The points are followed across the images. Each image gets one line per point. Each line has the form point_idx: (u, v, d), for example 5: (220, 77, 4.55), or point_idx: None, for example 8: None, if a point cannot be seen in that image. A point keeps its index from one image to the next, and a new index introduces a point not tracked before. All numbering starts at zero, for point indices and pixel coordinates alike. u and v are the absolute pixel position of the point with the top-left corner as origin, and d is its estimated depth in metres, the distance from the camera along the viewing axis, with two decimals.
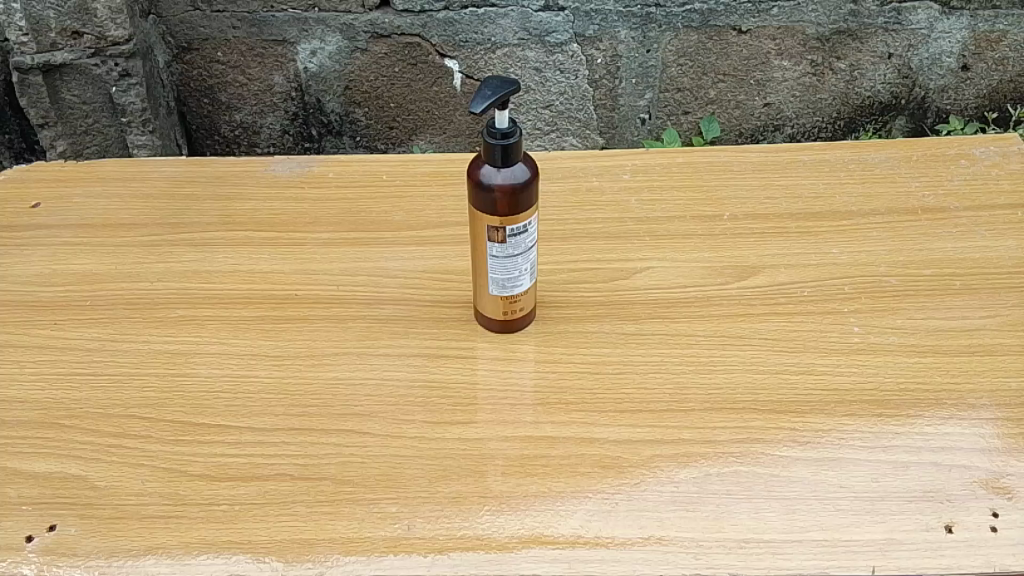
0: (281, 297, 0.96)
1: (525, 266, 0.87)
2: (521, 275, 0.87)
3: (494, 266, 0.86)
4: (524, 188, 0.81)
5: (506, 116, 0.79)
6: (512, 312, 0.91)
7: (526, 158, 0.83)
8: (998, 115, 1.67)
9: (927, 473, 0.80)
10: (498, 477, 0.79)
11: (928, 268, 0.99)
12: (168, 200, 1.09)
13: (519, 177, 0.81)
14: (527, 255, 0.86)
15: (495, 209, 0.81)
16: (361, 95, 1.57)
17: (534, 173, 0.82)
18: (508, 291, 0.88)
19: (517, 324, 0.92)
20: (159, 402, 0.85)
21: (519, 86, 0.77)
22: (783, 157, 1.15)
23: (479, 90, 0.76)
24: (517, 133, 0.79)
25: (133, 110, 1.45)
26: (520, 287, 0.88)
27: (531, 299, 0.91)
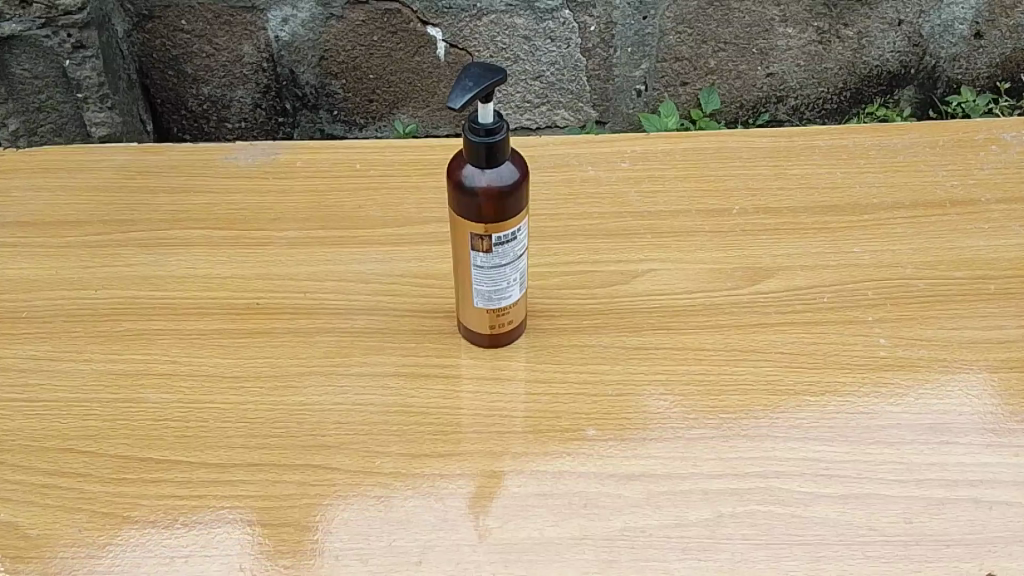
0: (240, 307, 0.85)
1: (515, 277, 0.77)
2: (511, 286, 0.77)
3: (479, 277, 0.76)
4: (513, 191, 0.71)
5: (491, 108, 0.68)
6: (500, 325, 0.81)
7: (515, 154, 0.72)
8: (1011, 86, 1.54)
9: (965, 512, 0.72)
10: (487, 518, 0.70)
11: (959, 270, 0.90)
12: (116, 192, 0.98)
13: (507, 179, 0.70)
14: (516, 264, 0.76)
15: (479, 214, 0.71)
16: (338, 65, 1.41)
17: (524, 172, 0.72)
18: (496, 303, 0.78)
19: (505, 337, 0.83)
20: (101, 434, 0.75)
21: (506, 75, 0.67)
22: (798, 142, 1.04)
23: (460, 82, 0.65)
24: (504, 129, 0.68)
25: (89, 85, 1.29)
26: (510, 299, 0.79)
27: (522, 310, 0.82)
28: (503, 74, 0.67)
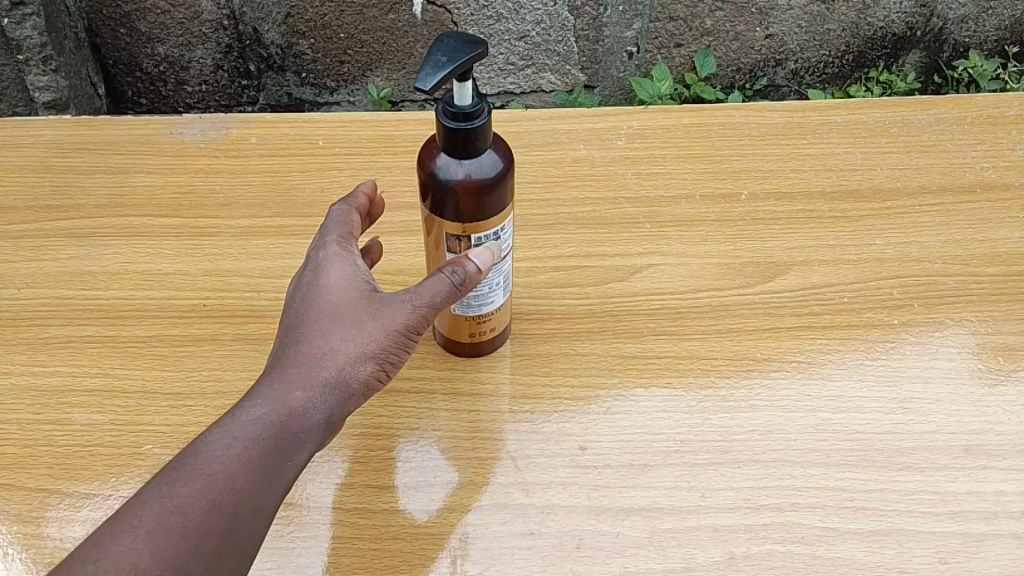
0: (184, 309, 0.75)
1: (500, 279, 0.67)
2: (495, 289, 0.67)
3: None
4: (494, 185, 0.60)
5: (470, 89, 0.57)
6: (480, 333, 0.72)
7: (499, 140, 0.62)
8: (1020, 50, 1.34)
9: (1008, 552, 0.63)
10: (467, 564, 0.63)
11: (992, 266, 0.81)
12: (45, 172, 0.86)
13: (488, 171, 0.60)
14: (498, 268, 0.66)
15: (455, 211, 0.61)
16: (306, 23, 1.26)
17: (508, 161, 0.61)
18: (478, 309, 0.69)
19: (487, 344, 0.74)
20: (20, 464, 0.66)
21: (487, 50, 0.56)
22: (812, 117, 0.94)
23: (429, 58, 0.55)
24: (484, 113, 0.58)
25: (30, 46, 1.15)
26: (493, 304, 0.69)
27: (507, 312, 0.72)
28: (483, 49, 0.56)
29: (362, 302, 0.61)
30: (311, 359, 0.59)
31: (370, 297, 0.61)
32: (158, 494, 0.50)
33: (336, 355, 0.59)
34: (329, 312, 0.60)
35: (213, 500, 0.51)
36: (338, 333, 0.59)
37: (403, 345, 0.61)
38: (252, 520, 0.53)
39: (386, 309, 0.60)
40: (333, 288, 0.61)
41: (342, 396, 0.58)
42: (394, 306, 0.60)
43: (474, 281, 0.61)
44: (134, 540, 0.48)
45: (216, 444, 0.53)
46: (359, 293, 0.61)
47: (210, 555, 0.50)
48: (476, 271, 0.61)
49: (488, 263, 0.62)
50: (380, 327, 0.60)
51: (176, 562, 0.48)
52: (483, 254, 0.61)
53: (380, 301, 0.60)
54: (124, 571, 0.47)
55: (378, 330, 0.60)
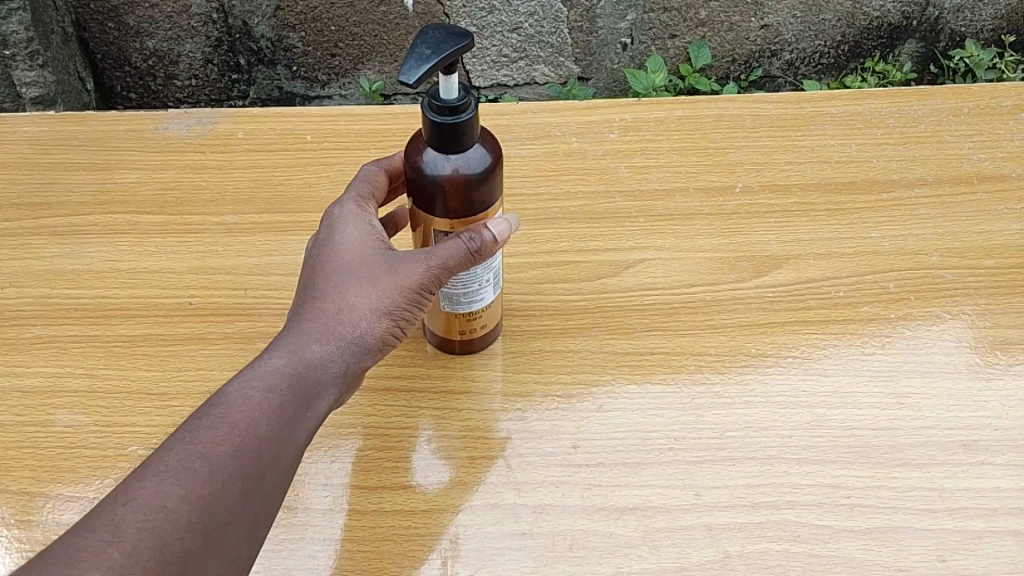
0: (170, 307, 0.74)
1: (490, 277, 0.66)
2: (484, 287, 0.66)
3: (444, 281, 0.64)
4: (483, 180, 0.59)
5: (457, 82, 0.56)
6: (470, 331, 0.71)
7: (488, 134, 0.61)
8: (1016, 39, 1.33)
9: (1005, 549, 0.62)
10: (458, 565, 0.62)
11: (990, 258, 0.80)
12: (29, 169, 0.85)
13: (477, 166, 0.59)
14: (488, 265, 0.64)
15: (442, 206, 0.60)
16: (296, 16, 1.24)
17: (497, 155, 0.60)
18: (466, 306, 0.67)
19: (477, 342, 0.73)
20: (2, 467, 0.65)
21: (475, 42, 0.55)
22: (807, 108, 0.93)
23: (413, 48, 0.54)
24: (471, 107, 0.57)
25: (16, 41, 1.14)
26: (482, 301, 0.67)
27: (498, 310, 0.71)
28: (471, 41, 0.55)
29: (378, 257, 0.60)
30: (327, 312, 0.58)
31: (387, 252, 0.60)
32: (182, 441, 0.50)
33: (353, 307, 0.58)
34: (347, 266, 0.59)
35: (238, 444, 0.50)
36: (355, 287, 0.59)
37: (420, 300, 0.60)
38: (275, 467, 0.52)
39: (403, 264, 0.59)
40: (351, 244, 0.61)
41: (360, 349, 0.58)
42: (410, 261, 0.59)
43: (491, 250, 0.60)
44: (161, 483, 0.48)
45: (237, 392, 0.53)
46: (375, 248, 0.61)
47: (235, 501, 0.49)
48: (492, 241, 0.60)
49: (504, 234, 0.60)
50: (398, 281, 0.59)
51: (203, 505, 0.48)
52: (500, 225, 0.60)
53: (399, 257, 0.60)
54: (152, 512, 0.46)
55: (395, 283, 0.59)
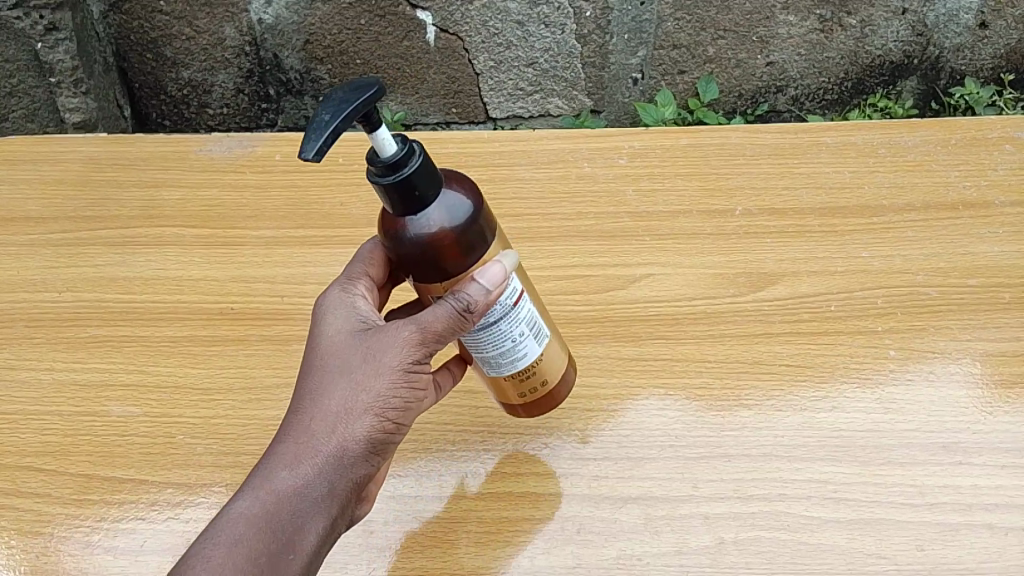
0: (213, 311, 0.80)
1: (522, 329, 0.63)
2: (521, 342, 0.63)
3: (473, 343, 0.63)
4: (466, 223, 0.60)
5: (391, 138, 0.58)
6: (532, 388, 0.67)
7: (453, 181, 0.61)
8: (1015, 77, 1.39)
9: (981, 540, 0.67)
10: (473, 546, 0.67)
11: (972, 278, 0.85)
12: (84, 186, 0.92)
13: (454, 211, 0.59)
14: (512, 317, 0.62)
15: (435, 268, 0.60)
16: (324, 50, 1.30)
17: (472, 197, 0.61)
18: (511, 368, 0.65)
19: (537, 406, 0.69)
20: (61, 451, 0.71)
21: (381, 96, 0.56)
22: (803, 138, 0.99)
23: (314, 118, 0.54)
24: (412, 156, 0.57)
25: (62, 69, 1.23)
26: (527, 358, 0.64)
27: (555, 365, 0.67)
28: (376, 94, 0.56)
29: (355, 360, 0.58)
30: (300, 429, 0.56)
31: (362, 344, 0.59)
32: None
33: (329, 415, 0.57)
34: (320, 379, 0.58)
35: None
36: (328, 393, 0.57)
37: (404, 388, 0.58)
38: None
39: (377, 355, 0.58)
40: (326, 351, 0.59)
41: (341, 458, 0.56)
42: (386, 349, 0.58)
43: (484, 302, 0.59)
44: None
45: (205, 550, 0.52)
46: (353, 345, 0.59)
47: None
48: (484, 292, 0.59)
49: (496, 281, 0.59)
50: (373, 377, 0.57)
51: None
52: (492, 271, 0.59)
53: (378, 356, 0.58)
54: None
55: (370, 378, 0.57)
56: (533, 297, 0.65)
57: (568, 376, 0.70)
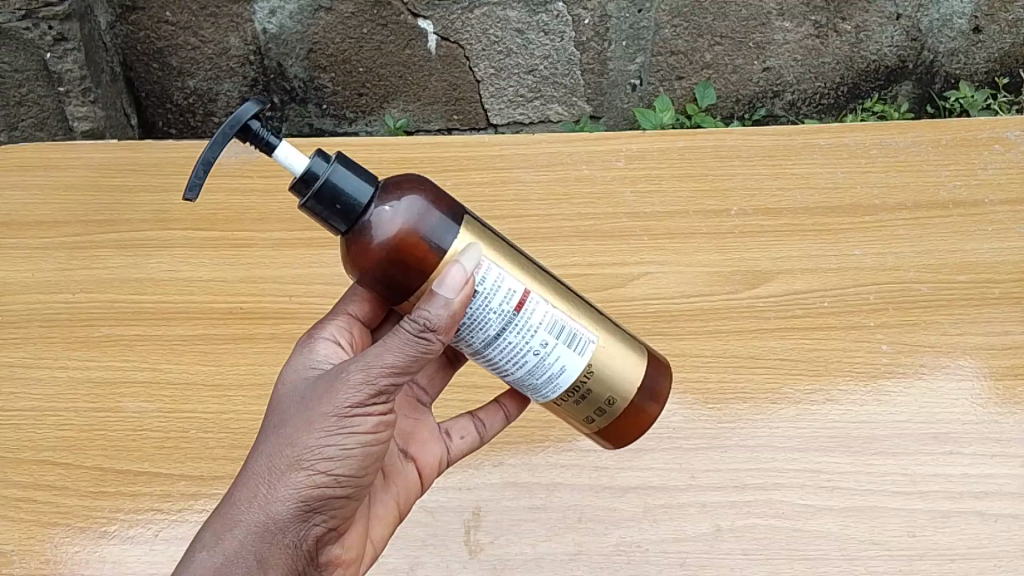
0: (222, 311, 0.82)
1: (542, 338, 0.58)
2: (547, 354, 0.58)
3: (499, 364, 0.59)
4: (418, 222, 0.56)
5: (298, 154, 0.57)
6: (605, 413, 0.61)
7: (397, 183, 0.58)
8: (1010, 81, 1.41)
9: (971, 526, 0.69)
10: (479, 533, 0.69)
11: (962, 274, 0.88)
12: (94, 191, 0.95)
13: (396, 212, 0.56)
14: (522, 327, 0.57)
15: (400, 280, 0.57)
16: (327, 58, 1.32)
17: (422, 193, 0.57)
18: (553, 386, 0.60)
19: (625, 433, 0.63)
20: (76, 446, 0.73)
21: (253, 118, 0.56)
22: (797, 140, 1.02)
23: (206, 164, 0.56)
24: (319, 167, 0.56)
25: (70, 79, 1.23)
26: (566, 371, 0.59)
27: (623, 376, 0.60)
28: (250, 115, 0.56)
29: (296, 415, 0.55)
30: (233, 497, 0.54)
31: (306, 397, 0.56)
32: None
33: (259, 480, 0.54)
34: (264, 441, 0.56)
35: None
36: (261, 455, 0.55)
37: (341, 437, 0.54)
38: None
39: (311, 407, 0.54)
40: (279, 412, 0.57)
41: (272, 522, 0.53)
42: (323, 398, 0.54)
43: (444, 317, 0.53)
44: None
45: None
46: (300, 400, 0.56)
47: None
48: (443, 303, 0.53)
49: (456, 288, 0.53)
50: (303, 431, 0.54)
51: None
52: (452, 276, 0.54)
53: (316, 407, 0.54)
54: None
55: (302, 433, 0.54)
56: (556, 298, 0.59)
57: (653, 383, 0.62)
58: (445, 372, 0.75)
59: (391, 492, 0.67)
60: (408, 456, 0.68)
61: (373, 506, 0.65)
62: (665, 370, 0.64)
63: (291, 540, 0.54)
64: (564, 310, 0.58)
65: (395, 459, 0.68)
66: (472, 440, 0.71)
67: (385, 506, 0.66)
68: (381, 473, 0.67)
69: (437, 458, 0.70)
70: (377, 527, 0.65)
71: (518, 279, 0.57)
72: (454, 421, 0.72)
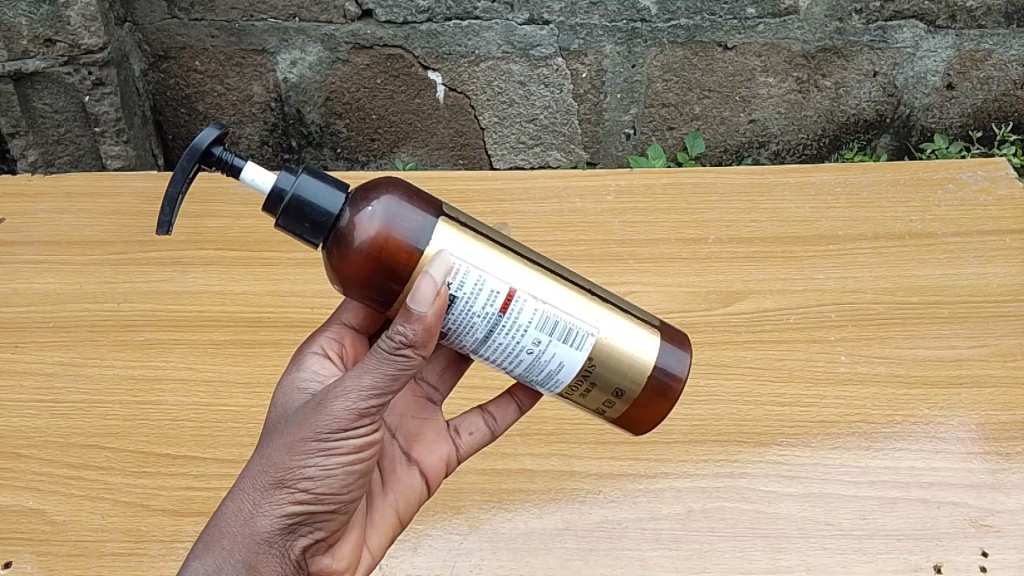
0: (251, 319, 0.92)
1: (534, 336, 0.63)
2: (541, 350, 0.64)
3: (500, 360, 0.66)
4: (394, 225, 0.61)
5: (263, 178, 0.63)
6: (610, 404, 0.68)
7: (372, 190, 0.63)
8: (982, 134, 1.53)
9: (917, 510, 0.78)
10: (480, 512, 0.78)
11: (916, 296, 0.98)
12: (136, 216, 1.06)
13: (373, 216, 0.61)
14: (515, 329, 0.63)
15: (382, 281, 0.62)
16: (343, 106, 1.44)
17: (394, 198, 0.62)
18: (554, 378, 0.66)
19: (646, 422, 0.68)
20: (122, 432, 0.83)
21: (208, 145, 0.63)
22: (769, 179, 1.13)
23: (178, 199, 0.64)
24: (280, 189, 0.62)
25: (107, 120, 1.32)
26: (562, 364, 0.65)
27: (623, 364, 0.65)
28: (206, 143, 0.63)
29: (281, 438, 0.61)
30: (224, 512, 0.61)
31: (294, 420, 0.62)
32: None
33: (246, 498, 0.60)
34: (253, 460, 0.62)
35: None
36: (248, 475, 0.61)
37: (322, 457, 0.60)
38: None
39: (296, 431, 0.60)
40: (271, 435, 0.63)
41: (257, 534, 0.60)
42: (306, 421, 0.60)
43: (418, 330, 0.58)
44: None
45: None
46: (288, 423, 0.62)
47: None
48: (417, 317, 0.58)
49: (429, 299, 0.58)
50: (286, 452, 0.60)
51: None
52: (423, 286, 0.58)
53: (299, 429, 0.60)
54: None
55: (286, 456, 0.60)
56: (548, 296, 0.64)
57: (659, 362, 0.66)
58: (453, 371, 0.82)
59: (390, 498, 0.73)
60: (411, 459, 0.75)
61: (372, 513, 0.72)
62: (680, 345, 0.68)
63: (276, 549, 0.61)
64: (554, 305, 0.63)
65: (398, 465, 0.75)
66: (482, 435, 0.78)
67: (383, 513, 0.72)
68: (384, 479, 0.74)
69: (443, 458, 0.76)
70: (375, 536, 0.71)
71: (503, 282, 0.62)
72: (463, 418, 0.78)
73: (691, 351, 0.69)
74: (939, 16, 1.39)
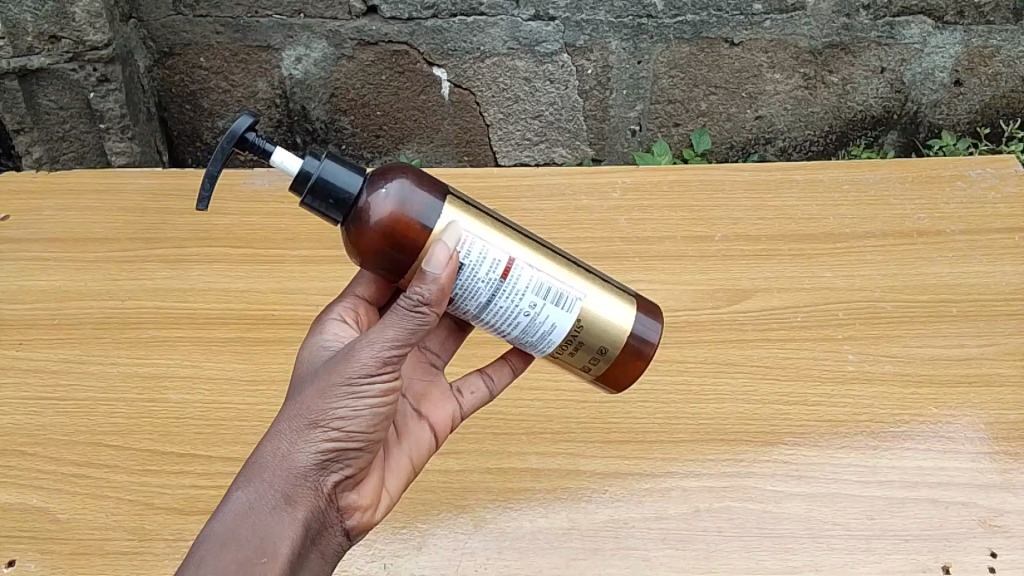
0: (256, 317, 0.92)
1: (531, 300, 0.64)
2: (537, 313, 0.64)
3: (496, 326, 0.66)
4: (410, 201, 0.62)
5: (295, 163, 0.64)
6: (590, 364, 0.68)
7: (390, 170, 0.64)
8: (990, 131, 1.52)
9: (926, 510, 0.77)
10: (485, 511, 0.78)
11: (925, 294, 0.97)
12: (141, 213, 1.06)
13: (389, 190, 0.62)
14: (511, 292, 0.63)
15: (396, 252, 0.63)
16: (348, 102, 1.43)
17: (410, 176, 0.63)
18: (549, 342, 0.66)
19: (620, 379, 0.69)
20: (126, 430, 0.82)
21: (244, 131, 0.63)
22: (776, 176, 1.12)
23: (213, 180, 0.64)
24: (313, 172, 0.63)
25: (111, 116, 1.31)
26: (557, 327, 0.65)
27: (614, 329, 0.66)
28: (243, 129, 0.64)
29: (314, 380, 0.61)
30: (261, 450, 0.60)
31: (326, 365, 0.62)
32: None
33: (282, 436, 0.60)
34: (287, 404, 0.62)
35: None
36: (284, 415, 0.60)
37: (355, 398, 0.60)
38: None
39: (330, 372, 0.60)
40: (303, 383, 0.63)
41: (295, 469, 0.59)
42: (340, 363, 0.60)
43: (436, 290, 0.59)
44: None
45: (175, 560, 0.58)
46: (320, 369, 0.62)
47: None
48: (432, 278, 0.59)
49: (444, 263, 0.59)
50: (321, 391, 0.60)
51: None
52: (437, 252, 0.60)
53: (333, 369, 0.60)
54: None
55: (321, 394, 0.60)
56: (543, 261, 0.64)
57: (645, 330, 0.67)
58: (454, 338, 0.82)
59: (405, 447, 0.73)
60: (422, 415, 0.75)
61: (388, 461, 0.71)
62: (652, 313, 0.68)
63: (312, 485, 0.60)
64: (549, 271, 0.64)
65: (410, 419, 0.74)
66: (482, 394, 0.78)
67: (399, 460, 0.72)
68: (396, 430, 0.73)
69: (449, 414, 0.76)
70: (392, 480, 0.71)
71: (502, 248, 0.63)
72: (465, 379, 0.79)
73: (663, 322, 0.69)
74: (948, 12, 1.38)
